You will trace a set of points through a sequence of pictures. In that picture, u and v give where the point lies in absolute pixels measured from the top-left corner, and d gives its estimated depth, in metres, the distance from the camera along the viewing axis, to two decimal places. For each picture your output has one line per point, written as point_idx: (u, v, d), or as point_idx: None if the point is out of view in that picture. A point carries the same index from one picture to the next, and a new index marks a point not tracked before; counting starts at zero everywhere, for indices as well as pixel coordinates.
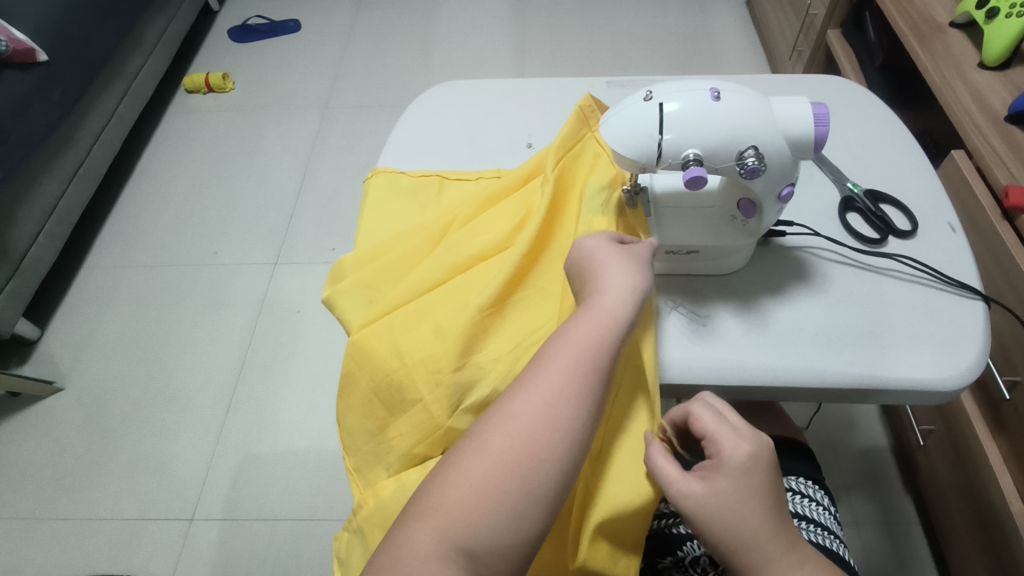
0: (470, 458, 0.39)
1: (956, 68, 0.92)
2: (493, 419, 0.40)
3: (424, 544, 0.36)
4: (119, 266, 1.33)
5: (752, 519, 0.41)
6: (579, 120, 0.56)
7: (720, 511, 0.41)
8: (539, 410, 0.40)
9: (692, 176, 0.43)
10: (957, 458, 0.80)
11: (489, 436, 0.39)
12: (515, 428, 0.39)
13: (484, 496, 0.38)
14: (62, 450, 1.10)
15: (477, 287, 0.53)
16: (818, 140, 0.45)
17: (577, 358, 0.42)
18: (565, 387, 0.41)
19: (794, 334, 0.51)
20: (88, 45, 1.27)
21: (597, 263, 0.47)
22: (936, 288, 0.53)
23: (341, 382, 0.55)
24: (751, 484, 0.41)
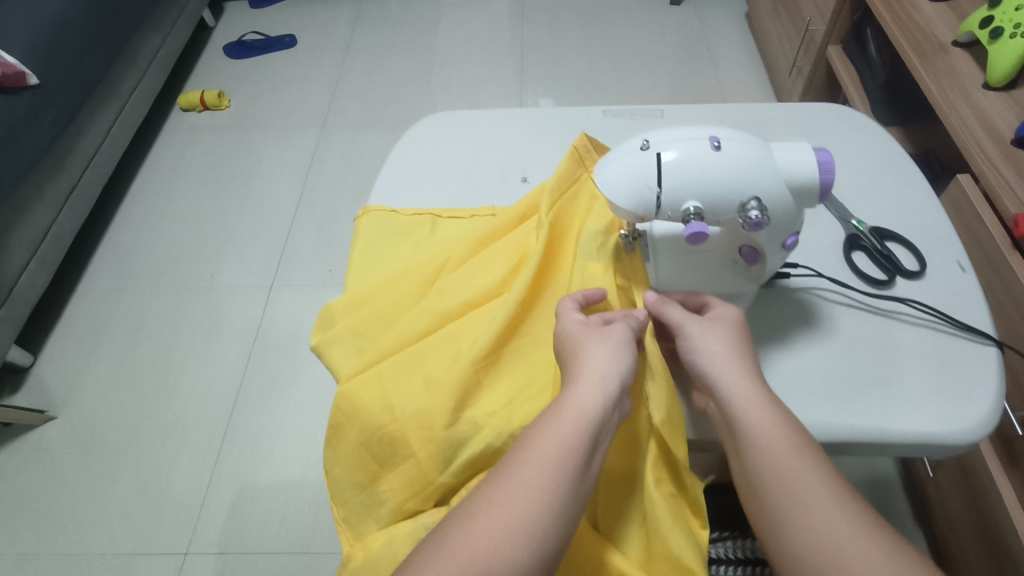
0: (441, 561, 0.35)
1: (960, 89, 0.90)
2: (466, 518, 0.37)
3: None
4: (114, 290, 1.32)
5: (736, 349, 0.45)
6: (575, 161, 0.55)
7: (712, 338, 0.45)
8: (513, 509, 0.36)
9: (694, 232, 0.41)
10: (969, 490, 0.78)
11: (484, 509, 0.37)
12: (511, 500, 0.37)
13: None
14: (56, 482, 1.08)
15: (470, 336, 0.52)
16: (823, 187, 0.43)
17: (559, 449, 0.38)
18: (544, 482, 0.37)
19: (798, 386, 0.50)
20: (81, 67, 1.25)
21: (576, 346, 0.43)
22: (945, 333, 0.51)
23: (328, 432, 0.53)
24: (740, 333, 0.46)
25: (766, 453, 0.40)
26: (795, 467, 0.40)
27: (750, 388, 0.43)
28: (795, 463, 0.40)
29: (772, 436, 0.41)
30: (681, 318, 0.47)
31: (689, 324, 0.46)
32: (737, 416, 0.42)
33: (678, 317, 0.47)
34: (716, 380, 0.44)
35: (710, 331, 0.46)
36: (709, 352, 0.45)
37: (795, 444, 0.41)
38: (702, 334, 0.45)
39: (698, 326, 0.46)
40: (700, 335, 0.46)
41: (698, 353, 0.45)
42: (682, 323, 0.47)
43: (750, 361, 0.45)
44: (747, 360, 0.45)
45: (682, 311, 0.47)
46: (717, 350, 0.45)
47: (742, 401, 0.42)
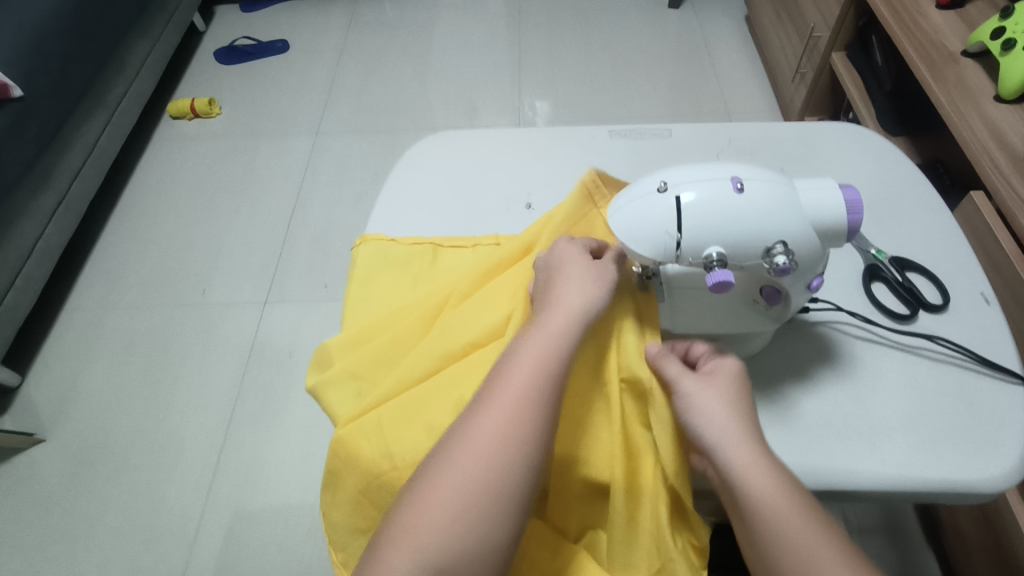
0: (416, 512, 0.39)
1: (971, 101, 0.87)
2: (435, 468, 0.40)
3: (402, 568, 0.37)
4: (105, 306, 1.28)
5: (736, 413, 0.42)
6: (584, 198, 0.54)
7: (708, 403, 0.42)
8: (478, 457, 0.40)
9: (717, 281, 0.40)
10: (986, 522, 0.77)
11: (453, 457, 0.40)
12: (478, 444, 0.40)
13: (432, 555, 0.37)
14: (46, 507, 1.05)
15: (473, 377, 0.49)
16: (851, 228, 0.41)
17: (518, 399, 0.41)
18: (505, 432, 0.40)
19: (819, 429, 0.47)
20: (66, 78, 1.22)
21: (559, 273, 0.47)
22: (972, 371, 0.49)
23: (325, 477, 0.50)
24: (739, 394, 0.43)
25: (775, 525, 0.38)
26: (808, 536, 0.37)
27: (753, 450, 0.40)
28: (807, 531, 0.37)
29: (780, 504, 0.38)
30: (675, 373, 0.44)
31: (684, 381, 0.44)
32: (742, 484, 0.39)
33: (673, 372, 0.44)
34: (715, 443, 0.41)
35: (707, 390, 0.43)
36: (705, 413, 0.42)
37: (804, 512, 0.38)
38: (697, 393, 0.43)
39: (693, 384, 0.43)
40: (695, 394, 0.43)
41: (694, 414, 0.42)
42: (678, 380, 0.44)
43: (750, 420, 0.42)
44: (746, 419, 0.42)
45: (678, 367, 0.44)
46: (714, 411, 0.42)
47: (746, 469, 0.40)
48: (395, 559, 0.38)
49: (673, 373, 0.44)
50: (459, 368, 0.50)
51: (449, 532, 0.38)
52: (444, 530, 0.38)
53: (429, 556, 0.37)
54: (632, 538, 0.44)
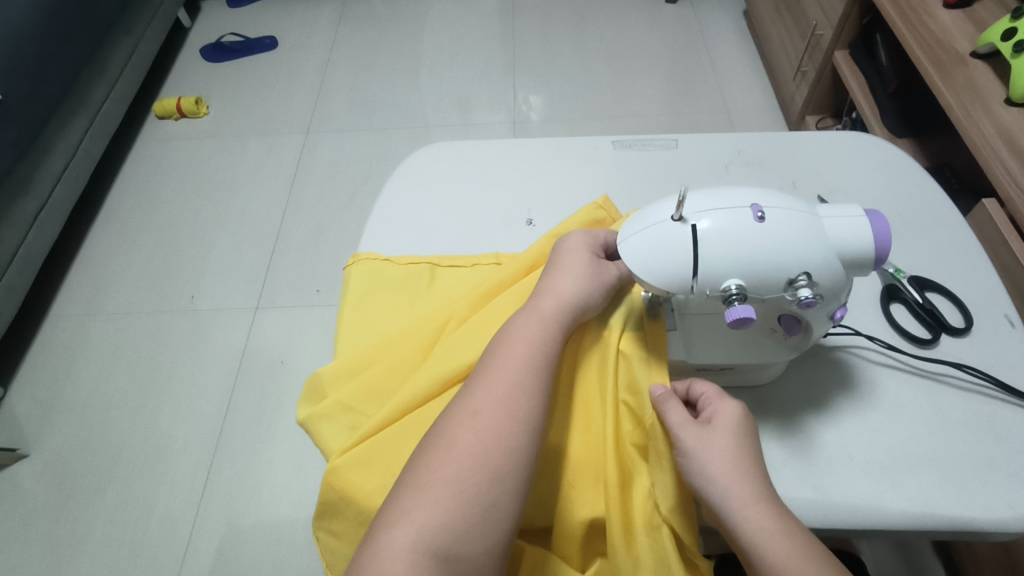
0: (416, 490, 0.39)
1: (981, 104, 0.85)
2: (437, 441, 0.41)
3: (403, 546, 0.37)
4: (90, 313, 1.24)
5: (741, 468, 0.40)
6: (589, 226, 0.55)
7: (711, 459, 0.40)
8: (478, 432, 0.41)
9: (737, 317, 0.37)
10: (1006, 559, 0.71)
11: (455, 433, 0.41)
12: (480, 422, 0.41)
13: (436, 530, 0.37)
14: (28, 525, 1.00)
15: None
16: (879, 255, 0.38)
17: (513, 373, 0.43)
18: (504, 407, 0.41)
19: (842, 463, 0.45)
20: (46, 79, 1.18)
21: (557, 263, 0.49)
22: (998, 401, 0.47)
23: (319, 510, 0.47)
24: (742, 444, 0.41)
25: None
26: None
27: (765, 511, 0.38)
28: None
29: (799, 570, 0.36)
30: (678, 421, 0.42)
31: (683, 433, 0.41)
32: (753, 548, 0.37)
33: (676, 421, 0.42)
34: (722, 505, 0.39)
35: (709, 442, 0.41)
36: (709, 470, 0.40)
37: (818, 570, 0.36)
38: (699, 447, 0.40)
39: (693, 437, 0.41)
40: (696, 449, 0.41)
41: (697, 470, 0.40)
42: (679, 430, 0.42)
43: (757, 476, 0.40)
44: (753, 474, 0.40)
45: (680, 415, 0.42)
46: (720, 468, 0.40)
47: (753, 530, 0.38)
48: (397, 536, 0.37)
49: (674, 422, 0.42)
50: None
51: (450, 507, 0.38)
52: (446, 505, 0.38)
53: (433, 531, 0.37)
54: (637, 561, 0.41)
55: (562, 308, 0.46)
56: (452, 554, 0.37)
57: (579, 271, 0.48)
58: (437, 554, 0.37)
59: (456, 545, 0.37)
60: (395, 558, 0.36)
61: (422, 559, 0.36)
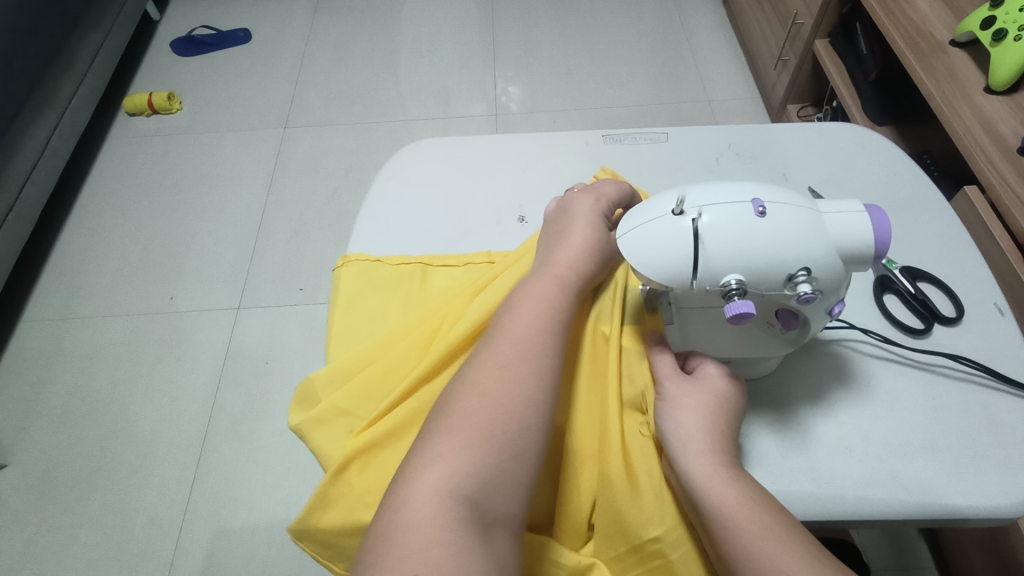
0: (443, 436, 0.38)
1: (961, 92, 0.86)
2: (465, 389, 0.40)
3: (434, 486, 0.36)
4: (65, 317, 1.20)
5: (721, 422, 0.42)
6: None
7: (698, 412, 0.42)
8: (503, 381, 0.40)
9: (737, 312, 0.36)
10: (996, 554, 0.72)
11: (481, 379, 0.40)
12: (507, 372, 0.40)
13: (464, 475, 0.36)
14: (9, 536, 0.98)
15: None
16: (878, 251, 0.38)
17: (535, 328, 0.43)
18: (530, 360, 0.41)
19: (841, 456, 0.45)
20: (11, 76, 1.13)
21: (562, 225, 0.50)
22: (991, 388, 0.47)
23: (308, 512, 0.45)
24: (727, 401, 0.43)
25: (739, 534, 0.36)
26: (783, 554, 0.35)
27: (724, 454, 0.40)
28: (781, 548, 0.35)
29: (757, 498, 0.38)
30: (666, 373, 0.44)
31: (668, 385, 0.44)
32: (702, 492, 0.38)
33: (665, 371, 0.44)
34: (681, 451, 0.41)
35: (688, 396, 0.43)
36: (682, 419, 0.42)
37: (789, 525, 0.36)
38: (679, 399, 0.43)
39: (674, 387, 0.44)
40: (674, 399, 0.43)
41: (669, 421, 0.42)
42: (664, 381, 0.44)
43: (725, 425, 0.42)
44: (721, 429, 0.41)
45: (670, 365, 0.45)
46: (696, 416, 0.42)
47: (704, 476, 0.39)
48: (428, 478, 0.36)
49: (663, 373, 0.44)
50: None
51: (482, 454, 0.37)
52: (476, 449, 0.37)
53: (467, 476, 0.36)
54: (640, 503, 0.41)
55: (574, 271, 0.47)
56: (478, 501, 0.36)
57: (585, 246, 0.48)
58: (466, 499, 0.36)
59: (486, 494, 0.36)
60: (426, 501, 0.35)
61: (452, 503, 0.35)
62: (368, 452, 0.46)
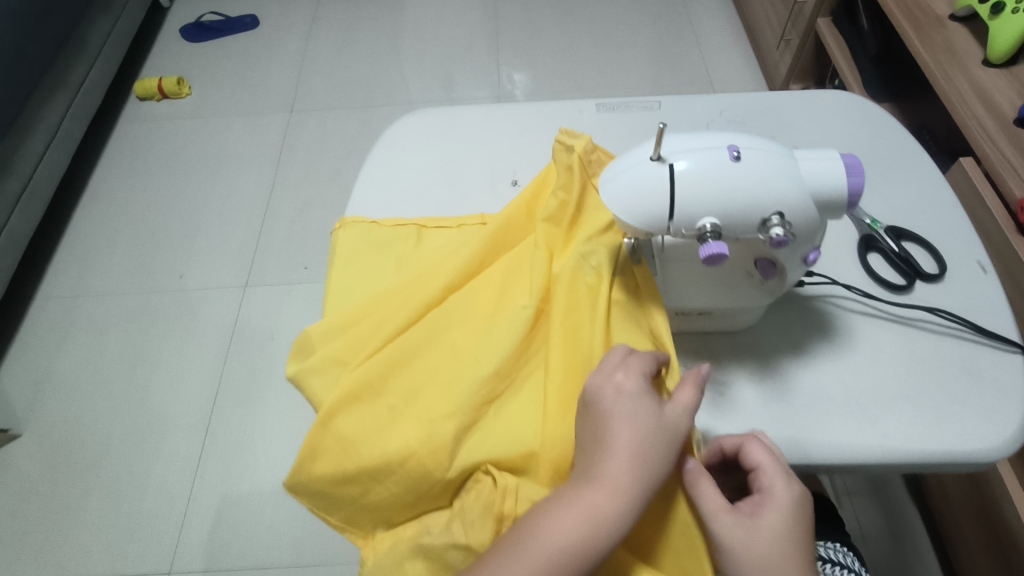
0: (559, 511, 0.36)
1: (958, 65, 0.86)
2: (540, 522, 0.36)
3: None
4: (77, 294, 1.23)
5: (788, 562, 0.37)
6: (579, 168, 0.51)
7: (762, 556, 0.36)
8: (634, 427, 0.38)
9: (711, 253, 0.38)
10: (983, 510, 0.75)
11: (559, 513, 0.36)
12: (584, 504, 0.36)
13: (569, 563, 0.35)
14: (24, 504, 1.01)
15: (471, 343, 0.48)
16: (851, 197, 0.39)
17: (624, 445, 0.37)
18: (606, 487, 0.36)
19: (820, 404, 0.46)
20: (23, 58, 1.16)
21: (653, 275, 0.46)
22: (970, 341, 0.48)
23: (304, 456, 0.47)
24: (790, 535, 0.37)
25: None
26: None
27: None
28: None
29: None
30: (713, 508, 0.38)
31: (721, 528, 0.37)
32: None
33: (712, 506, 0.38)
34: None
35: (749, 536, 0.37)
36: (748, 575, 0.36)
37: None
38: (739, 538, 0.37)
39: (731, 524, 0.37)
40: (731, 539, 0.37)
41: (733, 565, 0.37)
42: (714, 516, 0.38)
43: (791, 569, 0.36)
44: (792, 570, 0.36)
45: (717, 499, 0.38)
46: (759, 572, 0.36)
47: None
48: None
49: (707, 508, 0.38)
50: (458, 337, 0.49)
51: (591, 540, 0.35)
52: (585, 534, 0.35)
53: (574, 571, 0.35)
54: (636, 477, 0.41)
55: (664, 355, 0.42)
56: None
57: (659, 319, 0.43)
58: None
59: None
60: None
61: None
62: (356, 399, 0.47)
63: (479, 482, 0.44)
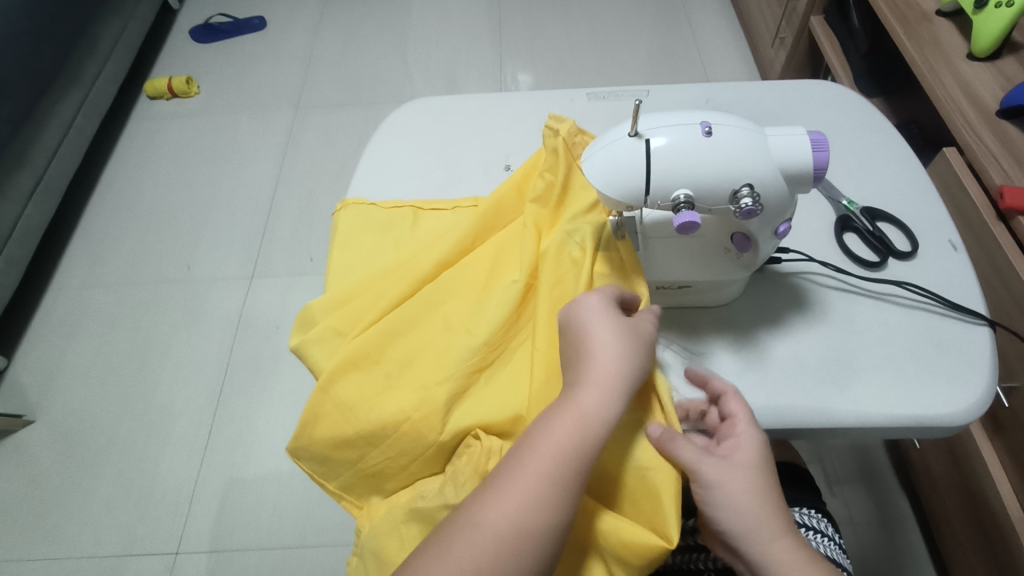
0: (554, 419, 0.39)
1: (944, 58, 0.88)
2: (506, 475, 0.38)
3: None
4: (89, 286, 1.27)
5: (768, 492, 0.41)
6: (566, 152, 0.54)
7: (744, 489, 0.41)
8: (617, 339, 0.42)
9: (684, 222, 0.40)
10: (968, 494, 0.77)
11: (525, 466, 0.38)
12: (547, 459, 0.38)
13: (572, 465, 0.38)
14: (37, 485, 1.04)
15: (464, 316, 0.51)
16: (817, 171, 0.42)
17: (591, 405, 0.40)
18: (574, 445, 0.38)
19: (794, 371, 0.48)
20: (37, 56, 1.19)
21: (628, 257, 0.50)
22: (939, 314, 0.51)
23: (305, 420, 0.50)
24: (765, 471, 0.42)
25: None
26: None
27: (762, 531, 0.40)
28: None
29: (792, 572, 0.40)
30: (694, 458, 0.41)
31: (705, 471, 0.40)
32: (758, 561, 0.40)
33: (691, 457, 0.41)
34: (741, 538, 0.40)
35: (731, 476, 0.41)
36: (733, 508, 0.40)
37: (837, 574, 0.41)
38: (724, 479, 0.40)
39: (715, 469, 0.41)
40: (717, 481, 0.41)
41: (717, 503, 0.41)
42: (697, 465, 0.41)
43: (768, 500, 0.41)
44: (770, 498, 0.41)
45: (694, 450, 0.41)
46: (741, 505, 0.40)
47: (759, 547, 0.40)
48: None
49: (689, 462, 0.41)
50: (451, 310, 0.51)
51: (589, 443, 0.39)
52: (582, 437, 0.39)
53: (578, 472, 0.38)
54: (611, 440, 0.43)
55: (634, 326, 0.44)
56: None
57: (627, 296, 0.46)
58: None
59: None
60: None
61: None
62: (354, 367, 0.50)
63: (470, 447, 0.46)
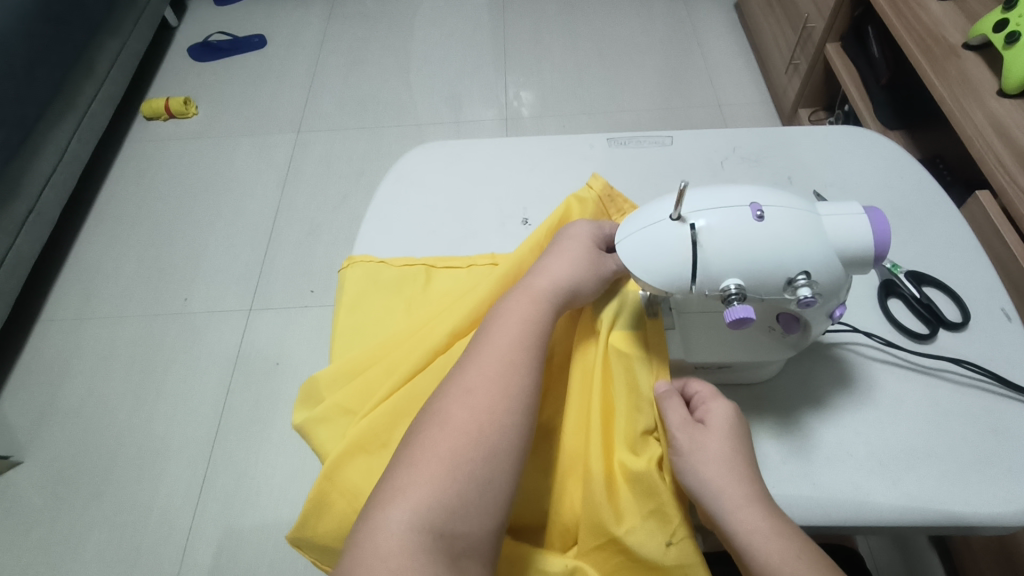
0: (470, 370, 0.42)
1: (973, 95, 0.85)
2: (430, 419, 0.40)
3: (398, 524, 0.36)
4: (83, 317, 1.23)
5: None
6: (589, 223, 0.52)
7: None
8: (535, 304, 0.45)
9: (737, 317, 0.37)
10: None
11: (449, 410, 0.40)
12: (473, 401, 0.40)
13: (489, 424, 0.40)
14: (24, 534, 0.99)
15: None
16: (878, 254, 0.38)
17: (509, 351, 0.42)
18: (499, 382, 0.41)
19: (842, 461, 0.44)
20: (31, 81, 1.16)
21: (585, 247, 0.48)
22: (996, 395, 0.47)
23: (307, 509, 0.45)
24: None
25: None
26: None
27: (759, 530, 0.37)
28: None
29: (792, 573, 0.35)
30: None
31: (676, 435, 0.42)
32: None
33: None
34: (714, 505, 0.39)
35: None
36: (700, 469, 0.40)
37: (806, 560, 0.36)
38: None
39: None
40: None
41: None
42: None
43: None
44: None
45: None
46: (710, 466, 0.40)
47: (746, 527, 0.37)
48: (393, 514, 0.37)
49: None
50: None
51: (509, 384, 0.41)
52: (498, 386, 0.41)
53: (491, 417, 0.40)
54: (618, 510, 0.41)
55: (552, 285, 0.46)
56: (445, 531, 0.36)
57: (578, 254, 0.47)
58: (434, 532, 0.36)
59: (454, 522, 0.37)
60: (392, 536, 0.36)
61: (420, 536, 0.36)
62: (362, 448, 0.46)
63: None
